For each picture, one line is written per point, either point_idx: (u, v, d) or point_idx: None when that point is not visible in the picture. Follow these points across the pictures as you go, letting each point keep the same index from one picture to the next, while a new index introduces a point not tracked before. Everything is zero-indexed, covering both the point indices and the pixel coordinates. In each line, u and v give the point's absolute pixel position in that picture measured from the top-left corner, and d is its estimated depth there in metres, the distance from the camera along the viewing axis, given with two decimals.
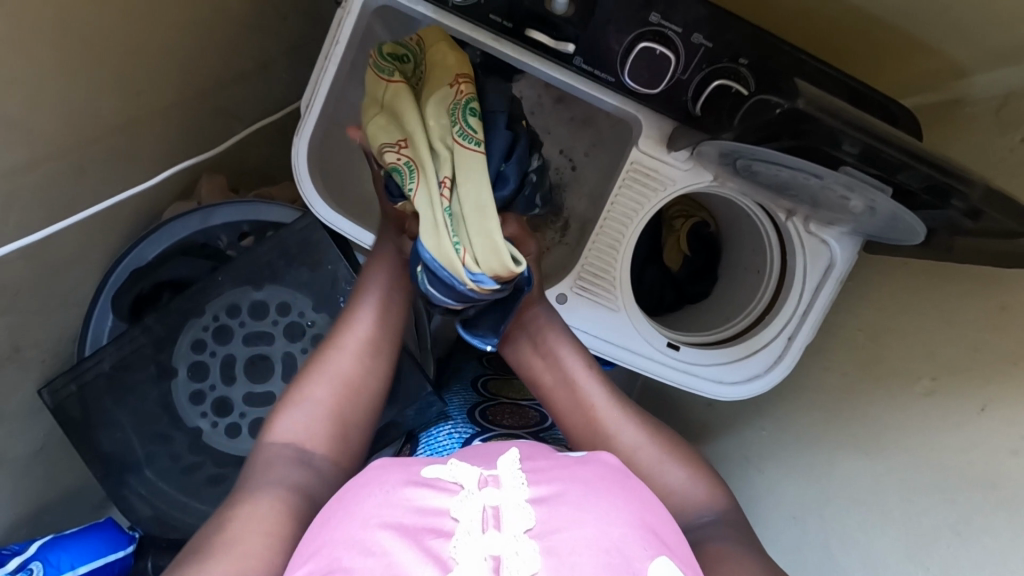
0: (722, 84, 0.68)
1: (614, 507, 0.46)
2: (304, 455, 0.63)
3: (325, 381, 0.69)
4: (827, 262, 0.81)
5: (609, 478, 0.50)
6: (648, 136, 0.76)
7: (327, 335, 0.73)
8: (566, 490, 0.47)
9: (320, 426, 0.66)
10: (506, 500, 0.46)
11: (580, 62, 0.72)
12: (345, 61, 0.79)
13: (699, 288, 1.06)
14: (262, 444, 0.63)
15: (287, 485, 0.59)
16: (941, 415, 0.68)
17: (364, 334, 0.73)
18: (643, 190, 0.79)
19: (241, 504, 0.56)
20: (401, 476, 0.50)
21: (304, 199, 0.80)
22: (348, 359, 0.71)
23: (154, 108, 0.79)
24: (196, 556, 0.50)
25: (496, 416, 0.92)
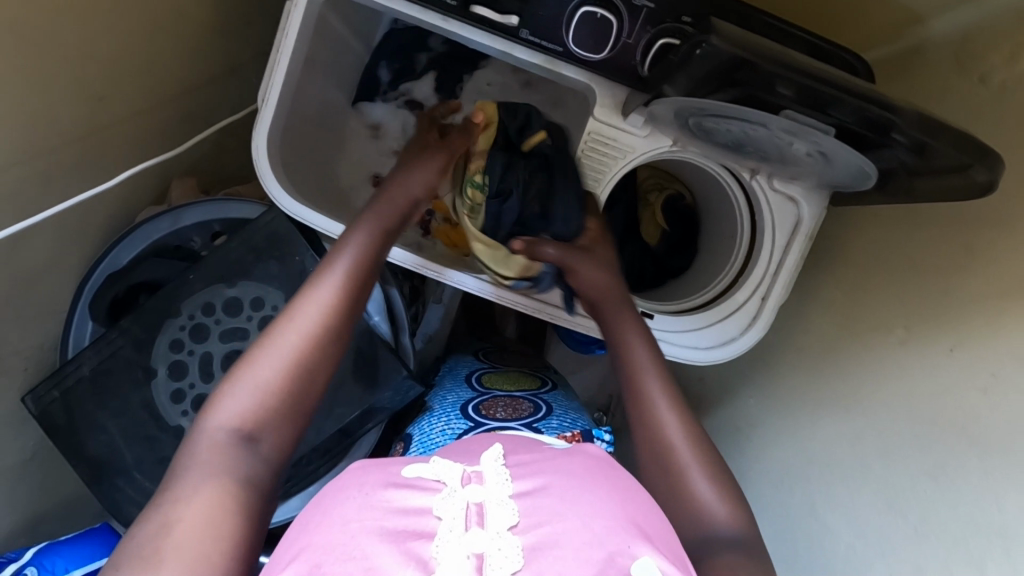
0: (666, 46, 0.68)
1: (596, 500, 0.48)
2: (245, 447, 0.54)
3: (279, 355, 0.58)
4: (795, 220, 0.80)
5: (594, 471, 0.52)
6: (603, 104, 0.76)
7: (292, 301, 0.63)
8: (550, 485, 0.50)
9: (263, 413, 0.56)
10: (491, 499, 0.48)
11: (528, 35, 0.72)
12: (300, 53, 0.80)
13: (679, 260, 1.06)
14: (199, 428, 0.55)
15: (217, 477, 0.51)
16: (911, 362, 0.66)
17: (330, 307, 0.62)
18: (603, 158, 0.80)
19: (164, 504, 0.48)
20: (380, 478, 0.50)
21: (269, 194, 0.81)
22: (309, 337, 0.60)
23: (117, 115, 0.80)
24: (123, 572, 0.44)
25: (490, 410, 0.96)
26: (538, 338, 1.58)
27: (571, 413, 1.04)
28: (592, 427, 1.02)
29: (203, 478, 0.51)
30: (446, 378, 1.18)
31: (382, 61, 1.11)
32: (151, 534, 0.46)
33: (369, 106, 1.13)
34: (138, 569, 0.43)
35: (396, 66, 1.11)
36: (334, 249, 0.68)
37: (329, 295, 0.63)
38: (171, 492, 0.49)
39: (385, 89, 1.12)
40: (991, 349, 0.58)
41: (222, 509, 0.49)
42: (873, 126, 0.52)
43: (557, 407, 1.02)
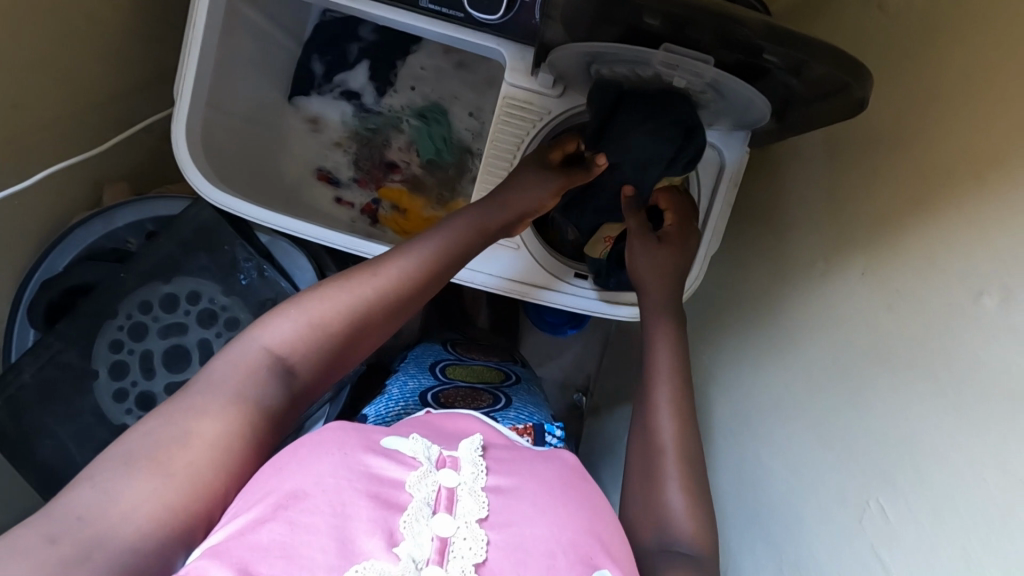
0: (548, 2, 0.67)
1: (563, 510, 0.49)
2: (281, 374, 0.54)
3: (341, 305, 0.58)
4: (717, 166, 0.80)
5: (567, 484, 0.53)
6: (514, 68, 0.76)
7: (372, 261, 0.63)
8: (523, 485, 0.51)
9: (308, 351, 0.56)
10: (465, 484, 0.49)
11: (427, 3, 0.73)
12: (213, 45, 0.81)
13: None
14: (242, 340, 0.54)
15: (246, 403, 0.51)
16: (830, 292, 0.66)
17: (402, 283, 0.62)
18: (521, 122, 0.79)
19: (189, 409, 0.49)
20: (362, 442, 0.51)
21: (194, 187, 0.80)
22: (377, 303, 0.60)
23: (46, 119, 0.80)
24: (140, 465, 0.44)
25: (449, 398, 0.96)
26: (508, 326, 1.57)
27: (531, 404, 1.01)
28: (548, 419, 0.97)
29: (231, 400, 0.51)
30: (409, 365, 1.13)
31: (314, 54, 1.12)
32: (173, 436, 0.47)
33: (305, 100, 1.14)
34: (149, 472, 0.44)
35: (328, 58, 1.12)
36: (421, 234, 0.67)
37: (406, 271, 0.63)
38: (200, 397, 0.50)
39: (320, 82, 1.13)
40: (896, 267, 0.58)
41: (237, 434, 0.49)
42: (743, 47, 0.53)
43: (517, 399, 1.00)
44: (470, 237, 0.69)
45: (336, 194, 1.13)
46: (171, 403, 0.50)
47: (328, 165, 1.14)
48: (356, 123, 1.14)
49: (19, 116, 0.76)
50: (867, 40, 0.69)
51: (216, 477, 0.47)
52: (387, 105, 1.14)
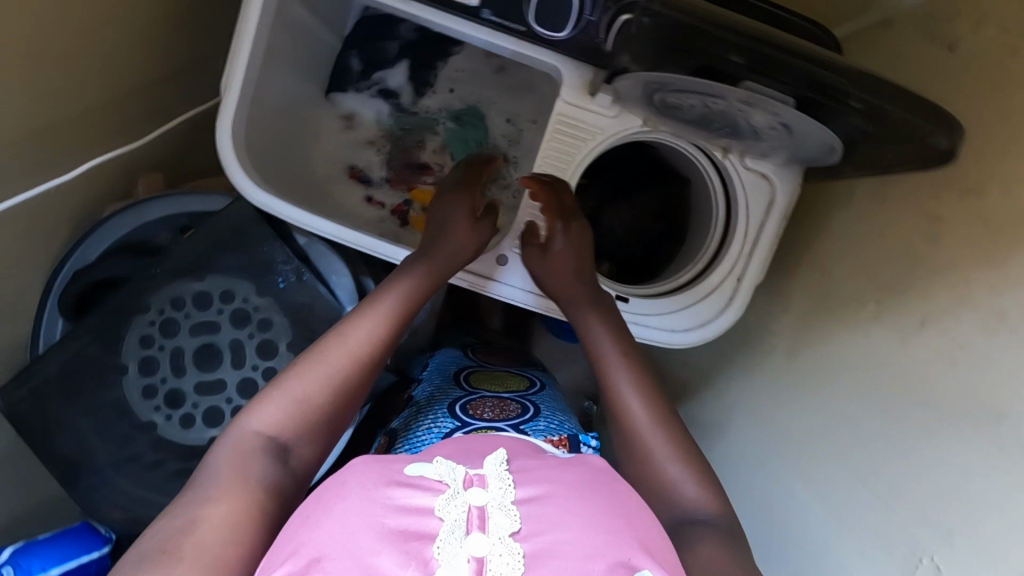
0: (614, 22, 0.65)
1: (596, 511, 0.48)
2: (275, 452, 0.60)
3: (315, 376, 0.66)
4: (768, 198, 0.79)
5: (596, 483, 0.51)
6: (571, 85, 0.75)
7: (332, 330, 0.71)
8: (552, 491, 0.49)
9: (294, 423, 0.63)
10: (493, 500, 0.47)
11: (489, 15, 0.71)
12: (262, 41, 0.79)
13: (657, 232, 1.00)
14: (235, 428, 0.61)
15: (245, 482, 0.56)
16: (881, 336, 0.66)
17: (367, 341, 0.70)
18: (573, 140, 0.78)
19: (196, 500, 0.53)
20: (383, 474, 0.50)
21: (235, 185, 0.79)
22: (346, 364, 0.68)
23: (84, 110, 0.78)
24: (157, 555, 0.48)
25: (477, 409, 0.95)
26: (520, 330, 1.55)
27: (559, 415, 1.00)
28: (579, 429, 0.97)
29: (233, 479, 0.56)
30: (432, 375, 1.12)
31: (353, 51, 1.10)
32: (184, 523, 0.51)
33: (342, 96, 1.12)
34: (165, 557, 0.47)
35: (367, 55, 1.10)
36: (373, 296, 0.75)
37: (367, 331, 0.71)
38: (205, 487, 0.55)
39: (357, 78, 1.11)
40: (960, 322, 0.57)
41: (246, 508, 0.53)
42: (820, 92, 0.51)
43: (545, 408, 0.99)
44: (419, 292, 0.78)
45: (367, 193, 1.11)
46: (178, 502, 0.54)
47: (360, 163, 1.13)
48: (391, 123, 1.12)
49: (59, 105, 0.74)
50: (937, 83, 0.67)
51: (230, 551, 0.49)
52: (424, 107, 1.13)
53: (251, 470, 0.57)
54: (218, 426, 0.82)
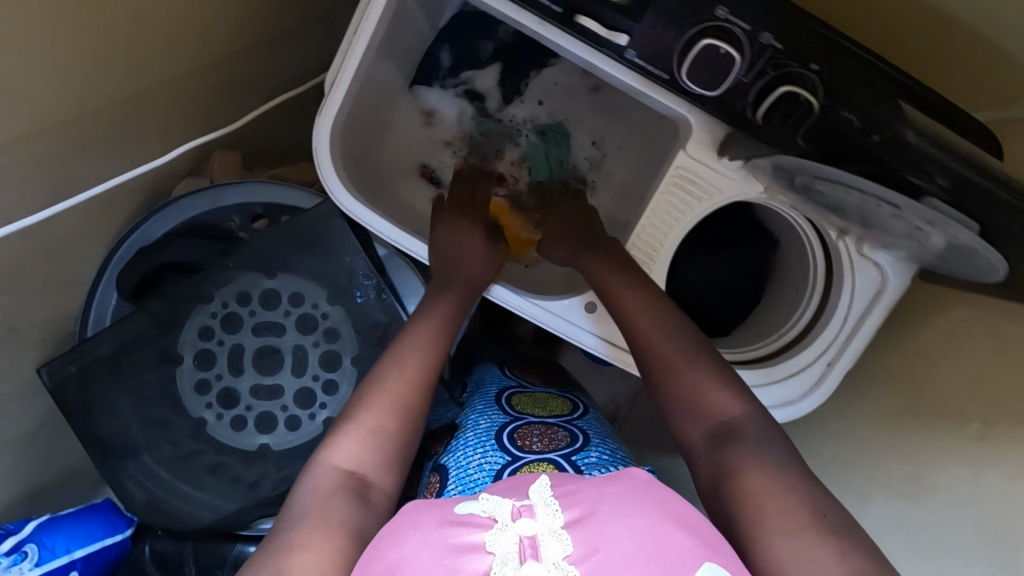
0: (771, 93, 0.62)
1: (649, 518, 0.43)
2: (356, 490, 0.55)
3: (382, 403, 0.62)
4: (876, 287, 0.76)
5: (643, 488, 0.46)
6: (698, 140, 0.71)
7: (389, 351, 0.68)
8: (597, 506, 0.44)
9: (372, 457, 0.58)
10: (545, 528, 0.43)
11: (633, 56, 0.66)
12: (378, 37, 0.74)
13: (740, 292, 0.95)
14: (313, 468, 0.57)
15: (334, 527, 0.51)
16: (993, 462, 0.63)
17: (426, 360, 0.67)
18: (687, 197, 0.74)
19: (286, 553, 0.47)
20: (436, 515, 0.46)
21: (325, 186, 0.75)
22: (408, 384, 0.64)
23: (167, 79, 0.73)
24: None
25: (526, 439, 0.90)
26: (555, 346, 1.51)
27: (609, 445, 0.96)
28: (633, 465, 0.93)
29: (320, 524, 0.51)
30: (474, 399, 1.08)
31: (445, 44, 1.03)
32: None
33: (425, 90, 1.05)
34: None
35: (458, 51, 1.03)
36: (423, 310, 0.72)
37: (422, 349, 0.68)
38: (291, 537, 0.49)
39: (444, 74, 1.05)
40: None
41: (342, 560, 0.48)
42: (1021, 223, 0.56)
43: (594, 437, 0.95)
44: (461, 308, 0.74)
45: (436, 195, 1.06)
46: (263, 558, 0.48)
47: (433, 163, 1.08)
48: (472, 126, 1.07)
49: (139, 70, 0.69)
50: None
51: None
52: (509, 115, 1.07)
53: (335, 513, 0.52)
54: (271, 433, 0.78)
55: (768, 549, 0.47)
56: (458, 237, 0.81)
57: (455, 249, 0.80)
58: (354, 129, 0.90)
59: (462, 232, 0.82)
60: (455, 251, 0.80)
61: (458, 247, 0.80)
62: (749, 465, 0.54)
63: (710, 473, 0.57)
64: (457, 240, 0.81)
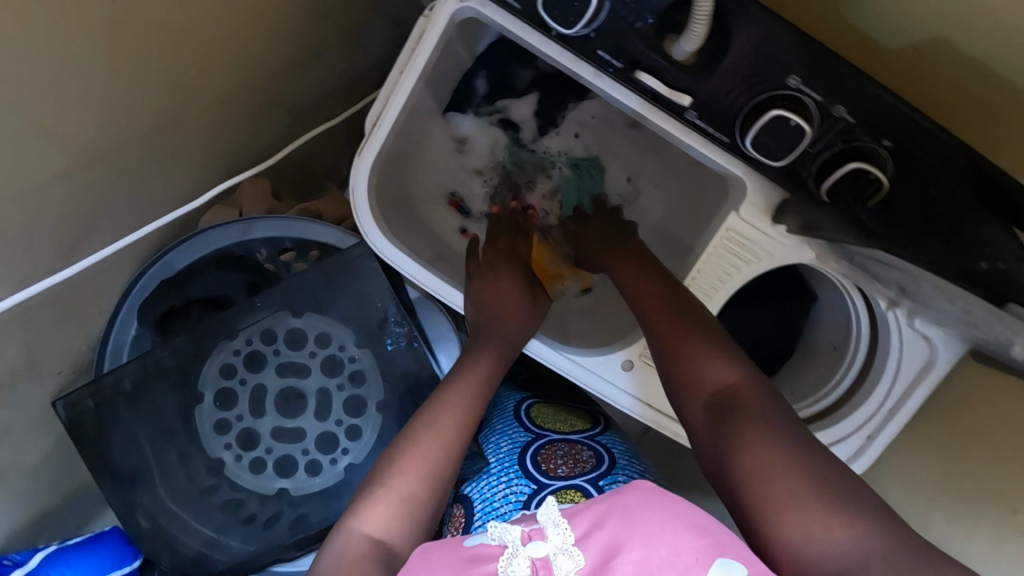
0: (837, 171, 0.59)
1: (661, 522, 0.40)
2: (386, 561, 0.51)
3: (416, 467, 0.58)
4: (924, 360, 0.73)
5: (651, 493, 0.42)
6: (753, 204, 0.68)
7: (424, 407, 0.64)
8: (604, 519, 0.41)
9: (404, 528, 0.54)
10: (555, 547, 0.40)
11: (694, 117, 0.63)
12: (423, 75, 0.71)
13: (775, 347, 0.92)
14: (341, 534, 0.53)
15: None
16: None
17: (463, 420, 0.63)
18: (736, 259, 0.71)
19: None
20: (449, 552, 0.43)
21: (361, 228, 0.72)
22: (443, 447, 0.60)
23: (200, 107, 0.70)
24: None
25: (550, 461, 0.82)
26: None
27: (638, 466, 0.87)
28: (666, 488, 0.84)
29: None
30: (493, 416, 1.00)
31: (481, 70, 0.98)
32: None
33: (457, 117, 1.01)
34: None
35: (496, 78, 0.99)
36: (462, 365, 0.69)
37: (460, 408, 0.64)
38: None
39: (479, 101, 1.01)
40: None
41: None
42: None
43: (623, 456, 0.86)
44: (500, 360, 0.72)
45: (462, 224, 1.02)
46: None
47: (461, 192, 1.04)
48: (506, 156, 1.04)
49: (174, 99, 0.65)
50: None
51: None
52: (543, 146, 1.04)
53: None
54: (290, 478, 0.76)
55: (780, 534, 0.45)
56: (497, 289, 0.80)
57: (496, 302, 0.78)
58: (391, 166, 0.87)
59: (501, 285, 0.80)
60: (495, 303, 0.78)
61: (497, 299, 0.78)
62: (745, 436, 0.51)
63: (709, 446, 0.55)
64: (497, 291, 0.79)
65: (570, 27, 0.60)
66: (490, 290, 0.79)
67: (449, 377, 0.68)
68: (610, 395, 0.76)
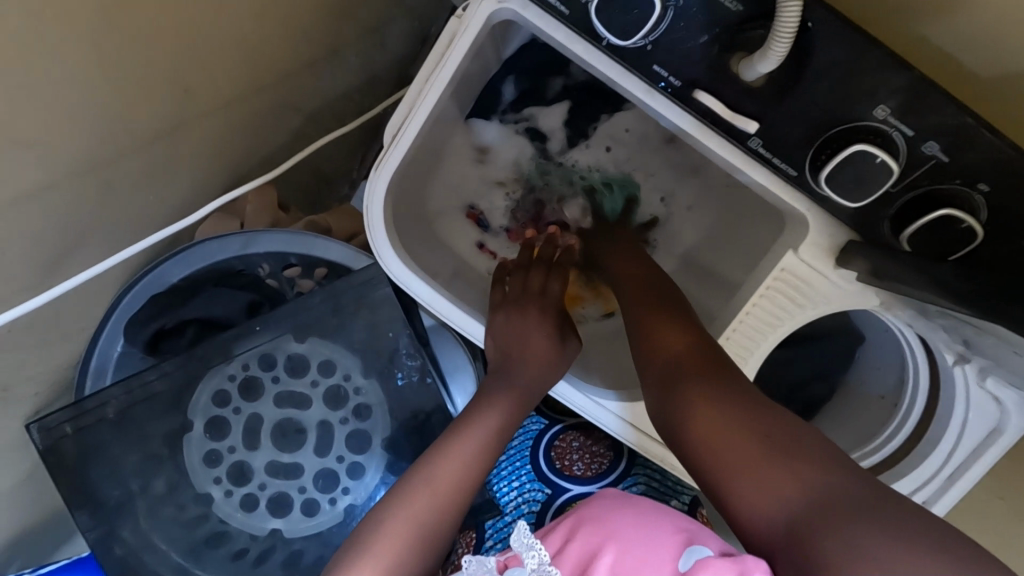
0: (923, 217, 0.52)
1: (633, 523, 0.43)
2: None
3: (407, 537, 0.51)
4: (993, 423, 0.66)
5: (623, 501, 0.45)
6: (814, 243, 0.61)
7: (422, 461, 0.57)
8: (580, 524, 0.44)
9: None
10: (533, 570, 0.42)
11: (757, 144, 0.56)
12: (451, 84, 0.64)
13: (816, 390, 0.85)
14: None
15: None
16: None
17: (464, 483, 0.56)
18: (788, 303, 0.64)
19: None
20: None
21: (373, 249, 0.65)
22: (440, 514, 0.53)
23: (206, 107, 0.63)
24: None
25: (566, 463, 0.75)
26: None
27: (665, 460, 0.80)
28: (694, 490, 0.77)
29: None
30: None
31: (511, 76, 0.90)
32: None
33: (482, 125, 0.92)
34: None
35: (524, 85, 0.92)
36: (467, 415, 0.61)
37: (464, 467, 0.56)
38: None
39: (505, 108, 0.94)
40: None
41: None
42: None
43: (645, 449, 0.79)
44: (521, 406, 0.65)
45: (480, 238, 0.94)
46: None
47: (481, 205, 0.96)
48: (531, 169, 0.97)
49: (177, 98, 0.59)
50: None
51: None
52: (571, 159, 0.97)
53: None
54: (283, 518, 0.69)
55: (731, 496, 0.43)
56: (527, 332, 0.71)
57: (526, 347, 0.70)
58: (410, 178, 0.79)
59: (532, 328, 0.71)
60: (523, 350, 0.69)
61: (526, 344, 0.70)
62: (696, 402, 0.50)
63: (666, 418, 0.53)
64: (526, 335, 0.71)
65: (625, 38, 0.53)
66: (519, 334, 0.71)
67: (452, 426, 0.61)
68: (600, 419, 0.70)
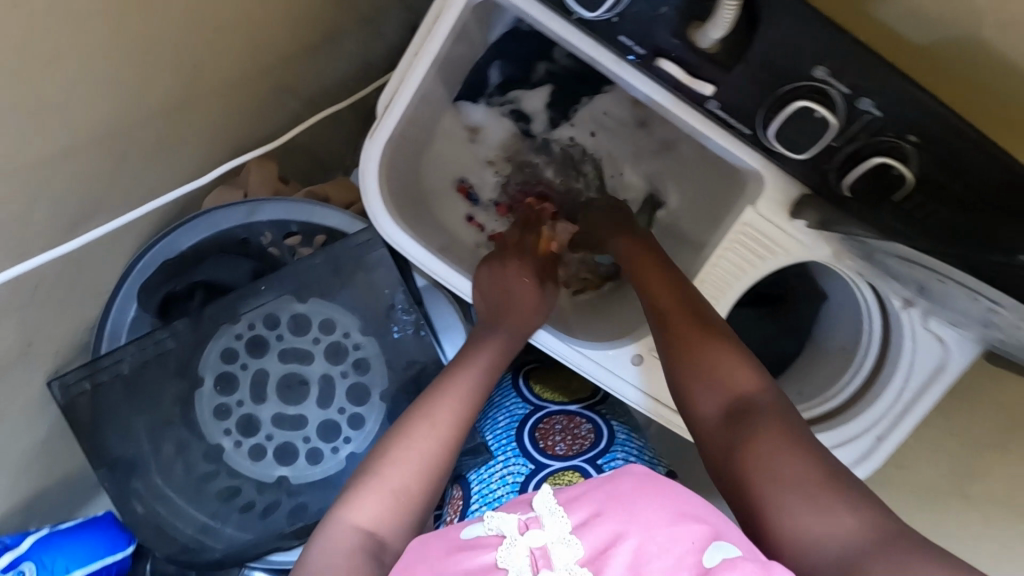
0: (861, 164, 0.58)
1: (657, 511, 0.39)
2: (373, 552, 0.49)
3: (411, 458, 0.56)
4: (936, 363, 0.72)
5: (648, 485, 0.40)
6: (771, 198, 0.67)
7: (422, 397, 0.63)
8: (602, 512, 0.39)
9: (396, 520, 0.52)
10: (554, 537, 0.38)
11: (715, 107, 0.63)
12: (438, 61, 0.70)
13: (784, 347, 0.91)
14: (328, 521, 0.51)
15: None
16: None
17: (461, 413, 0.61)
18: (749, 255, 0.71)
19: None
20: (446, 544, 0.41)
21: (368, 215, 0.71)
22: (440, 439, 0.59)
23: (210, 88, 0.68)
24: None
25: (548, 440, 0.80)
26: None
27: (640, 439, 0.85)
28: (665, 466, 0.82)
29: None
30: None
31: (496, 60, 0.96)
32: None
33: (469, 107, 0.99)
34: None
35: (509, 70, 0.98)
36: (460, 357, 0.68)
37: (459, 400, 0.62)
38: None
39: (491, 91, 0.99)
40: None
41: None
42: None
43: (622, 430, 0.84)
44: (504, 355, 0.71)
45: (469, 212, 1.00)
46: None
47: (470, 180, 1.02)
48: (517, 147, 1.03)
49: (183, 78, 0.64)
50: None
51: None
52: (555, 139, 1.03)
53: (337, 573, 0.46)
54: (290, 465, 0.74)
55: (795, 529, 0.43)
56: (510, 278, 0.77)
57: (510, 291, 0.76)
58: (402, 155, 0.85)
59: (514, 272, 0.78)
60: (507, 292, 0.76)
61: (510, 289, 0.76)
62: (764, 440, 0.48)
63: (719, 443, 0.52)
64: (509, 280, 0.77)
65: (593, 11, 0.59)
66: (502, 278, 0.77)
67: (450, 370, 0.67)
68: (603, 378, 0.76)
